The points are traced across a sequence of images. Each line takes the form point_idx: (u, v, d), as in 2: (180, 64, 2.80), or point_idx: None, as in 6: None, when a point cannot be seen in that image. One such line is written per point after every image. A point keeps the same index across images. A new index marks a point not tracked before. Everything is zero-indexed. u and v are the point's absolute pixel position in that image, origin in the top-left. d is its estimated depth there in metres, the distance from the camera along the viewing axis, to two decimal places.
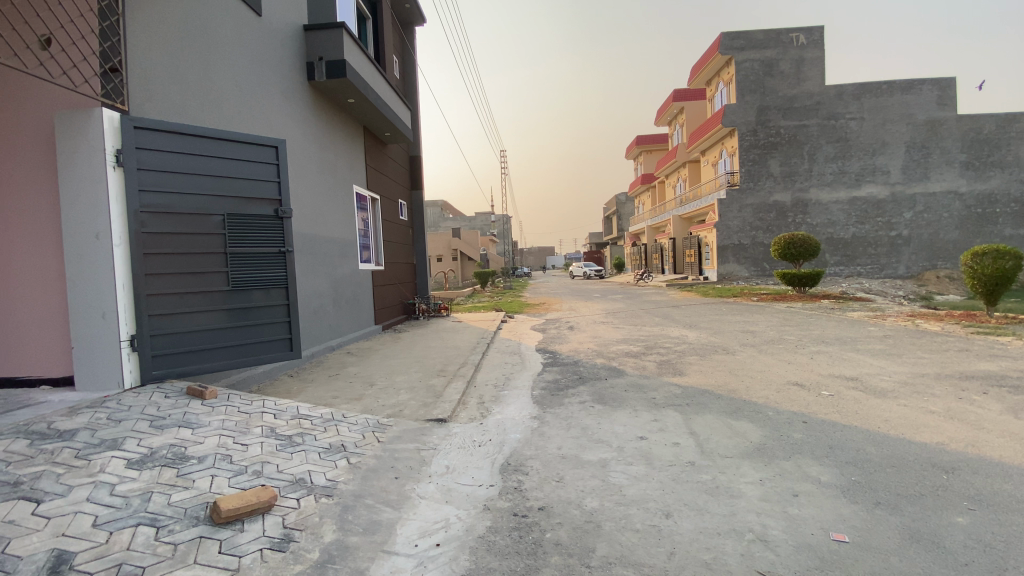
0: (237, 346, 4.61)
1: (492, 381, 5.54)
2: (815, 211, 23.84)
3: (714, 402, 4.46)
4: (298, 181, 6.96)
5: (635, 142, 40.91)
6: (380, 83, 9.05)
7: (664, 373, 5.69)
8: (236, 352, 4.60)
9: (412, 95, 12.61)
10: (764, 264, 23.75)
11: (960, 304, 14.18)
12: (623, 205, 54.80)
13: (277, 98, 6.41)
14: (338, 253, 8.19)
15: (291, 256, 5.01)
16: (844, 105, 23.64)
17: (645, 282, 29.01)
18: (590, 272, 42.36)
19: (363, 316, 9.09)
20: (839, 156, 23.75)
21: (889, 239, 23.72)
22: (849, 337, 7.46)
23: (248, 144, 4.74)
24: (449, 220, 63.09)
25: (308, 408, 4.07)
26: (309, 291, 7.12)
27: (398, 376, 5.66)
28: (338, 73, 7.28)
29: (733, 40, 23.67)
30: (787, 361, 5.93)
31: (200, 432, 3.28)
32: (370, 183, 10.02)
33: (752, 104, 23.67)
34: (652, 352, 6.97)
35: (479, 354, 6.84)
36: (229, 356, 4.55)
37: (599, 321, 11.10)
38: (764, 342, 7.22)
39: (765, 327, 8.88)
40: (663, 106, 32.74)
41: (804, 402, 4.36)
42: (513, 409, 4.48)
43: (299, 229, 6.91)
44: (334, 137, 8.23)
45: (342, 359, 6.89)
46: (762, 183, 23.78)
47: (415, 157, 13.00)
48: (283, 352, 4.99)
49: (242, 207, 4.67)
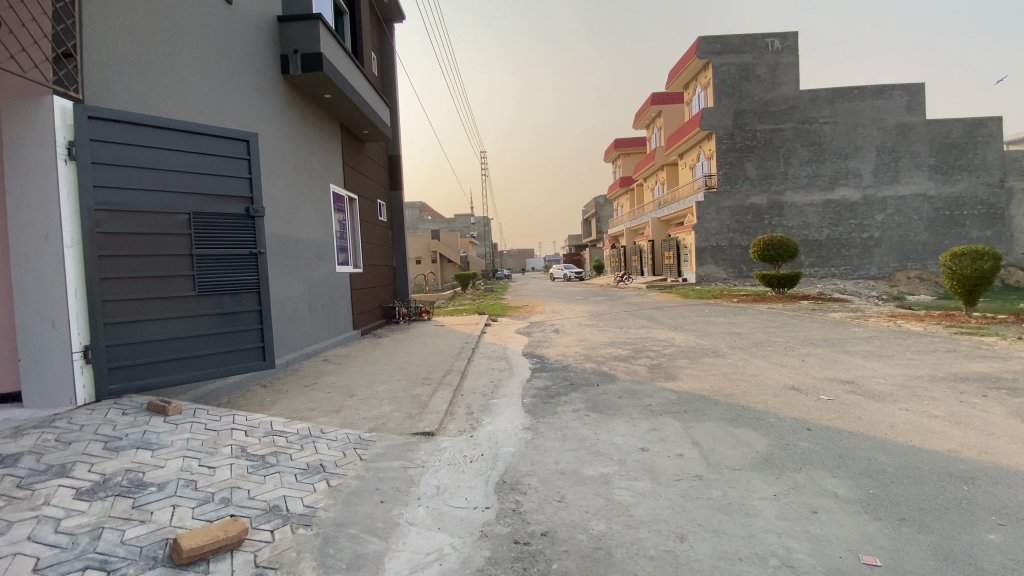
0: (205, 356, 4.27)
1: (479, 389, 5.29)
2: (791, 213, 24.24)
3: (712, 408, 4.30)
4: (272, 179, 6.59)
5: (614, 145, 41.14)
6: (359, 78, 8.73)
7: (657, 378, 5.52)
8: (203, 361, 4.26)
9: (391, 92, 12.28)
10: (742, 265, 24.04)
11: (936, 304, 14.18)
12: (602, 207, 55.11)
13: (249, 92, 6.05)
14: (314, 256, 7.83)
15: (263, 258, 4.68)
16: (818, 109, 24.12)
17: (626, 284, 29.09)
18: (570, 274, 42.38)
19: (340, 321, 8.73)
20: (814, 159, 24.21)
21: (862, 241, 24.27)
22: (837, 338, 7.44)
23: (217, 138, 4.40)
24: (428, 222, 62.52)
25: (283, 423, 3.76)
26: (284, 295, 6.75)
27: (380, 385, 5.36)
28: (315, 67, 6.95)
29: (710, 44, 23.93)
30: (780, 364, 5.83)
31: (160, 454, 2.95)
32: (348, 182, 9.66)
33: (729, 108, 23.96)
34: (642, 356, 6.82)
35: (464, 360, 6.58)
36: (196, 367, 4.20)
37: (585, 324, 10.93)
38: (753, 344, 7.13)
39: (752, 329, 8.83)
40: (641, 109, 32.97)
41: (805, 408, 4.23)
42: (504, 419, 4.24)
43: (273, 230, 6.55)
44: (310, 134, 7.87)
45: (319, 367, 6.54)
46: (739, 186, 24.08)
47: (395, 156, 12.66)
48: (255, 361, 4.65)
49: (210, 206, 4.32)
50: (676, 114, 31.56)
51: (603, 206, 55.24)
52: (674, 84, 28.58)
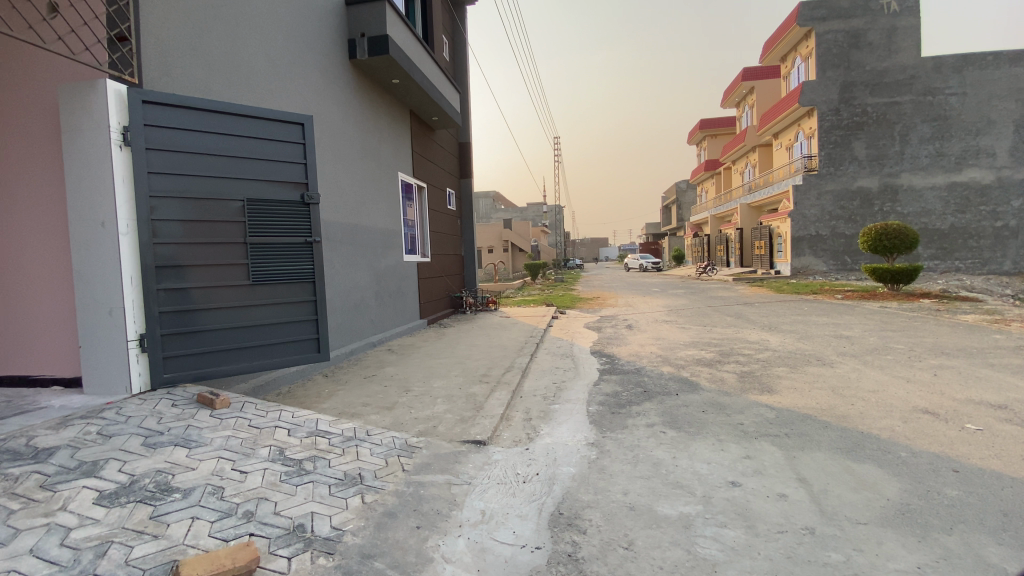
0: (261, 346, 4.16)
1: (541, 391, 4.84)
2: (908, 198, 21.28)
3: (821, 436, 3.53)
4: (339, 167, 6.49)
5: (697, 127, 38.72)
6: (428, 62, 8.49)
7: (747, 390, 4.76)
8: (259, 352, 4.15)
9: (462, 78, 12.02)
10: (845, 257, 21.57)
11: None
12: (682, 193, 52.29)
13: (315, 77, 5.95)
14: (381, 244, 7.72)
15: (318, 247, 4.49)
16: (944, 78, 20.92)
17: (708, 276, 27.22)
18: (646, 265, 40.66)
19: (407, 311, 8.64)
20: (938, 136, 21.04)
21: (996, 230, 20.84)
22: (975, 347, 6.17)
23: (273, 120, 4.23)
24: (501, 211, 62.68)
25: (330, 421, 3.52)
26: (350, 284, 6.68)
27: (437, 381, 5.05)
28: (381, 50, 6.74)
29: (813, 10, 21.49)
30: (904, 379, 4.83)
31: (195, 455, 2.79)
32: (417, 170, 9.52)
33: (834, 80, 21.42)
34: (728, 361, 6.02)
35: (528, 357, 6.15)
36: (252, 357, 4.11)
37: (661, 320, 10.14)
38: (866, 352, 6.07)
39: (861, 331, 7.66)
40: (730, 86, 30.57)
41: (947, 440, 3.35)
42: (565, 430, 3.75)
43: (340, 218, 6.47)
44: (377, 120, 7.73)
45: (381, 358, 6.40)
46: (844, 168, 21.52)
47: (465, 143, 12.42)
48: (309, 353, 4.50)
49: (266, 191, 4.19)
50: (770, 91, 28.95)
51: (684, 193, 52.37)
52: (769, 57, 26.11)
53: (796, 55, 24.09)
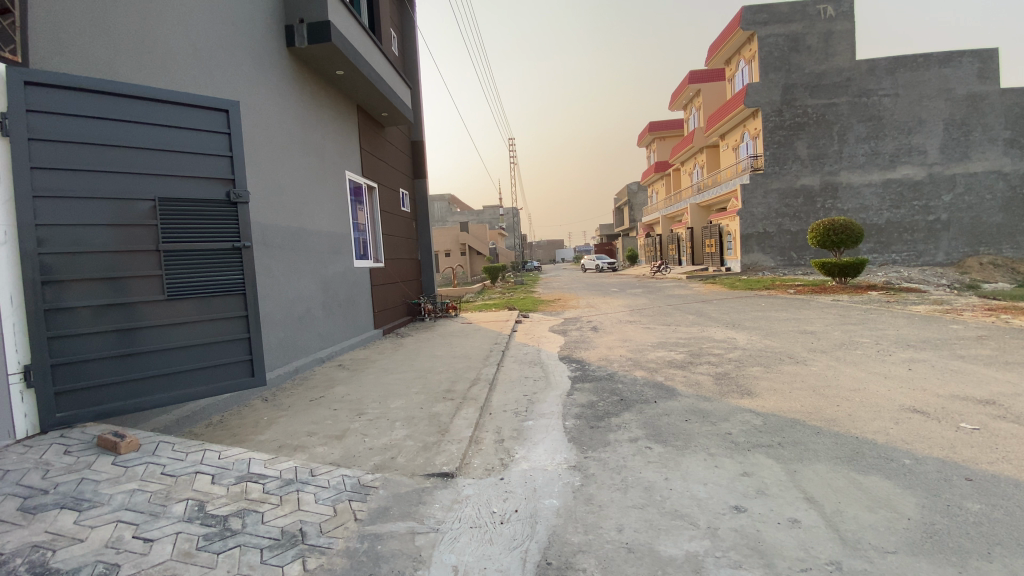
0: (182, 372, 3.55)
1: (511, 405, 4.42)
2: (847, 195, 22.31)
3: (817, 444, 3.28)
4: (279, 166, 5.86)
5: (647, 129, 39.50)
6: (375, 54, 7.92)
7: (728, 394, 4.51)
8: (181, 379, 3.54)
9: (412, 74, 11.45)
10: (791, 252, 22.38)
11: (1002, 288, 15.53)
12: (635, 193, 53.43)
13: (246, 65, 5.30)
14: (328, 249, 7.09)
15: (247, 252, 3.90)
16: (877, 81, 22.06)
17: (664, 275, 27.67)
18: (603, 265, 41.10)
19: (360, 321, 8.03)
20: (872, 136, 22.18)
21: (926, 224, 22.18)
22: (937, 338, 6.23)
23: (190, 108, 3.62)
24: (457, 215, 61.91)
25: (265, 462, 2.97)
26: (294, 294, 6.06)
27: (394, 400, 4.53)
28: (322, 37, 6.15)
29: (755, 14, 22.17)
30: (882, 375, 4.73)
31: (85, 521, 2.19)
32: (367, 169, 8.91)
33: (776, 83, 22.20)
34: (702, 361, 5.81)
35: (493, 367, 5.71)
36: (170, 386, 3.50)
37: (626, 320, 9.95)
38: (836, 347, 6.00)
39: (824, 326, 7.69)
40: (678, 88, 31.30)
41: (946, 443, 3.18)
42: (542, 453, 3.33)
43: (280, 221, 5.83)
44: (321, 114, 7.11)
45: (330, 375, 5.79)
46: (788, 167, 22.33)
47: (417, 141, 11.86)
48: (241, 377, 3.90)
49: (183, 188, 3.57)
50: (717, 93, 29.83)
51: (636, 193, 53.45)
52: (714, 60, 26.84)
53: (740, 58, 24.85)
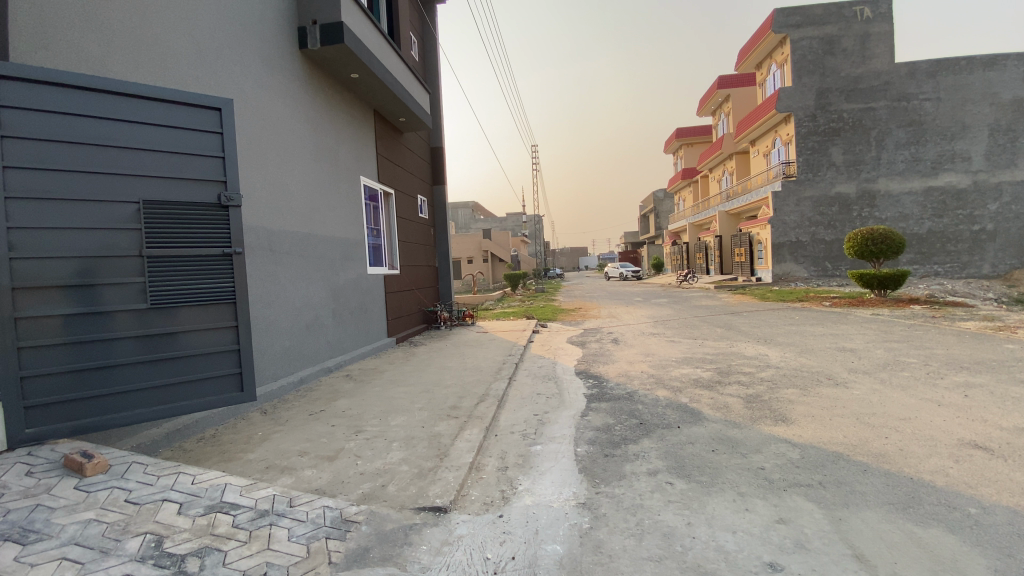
0: (165, 387, 3.38)
1: (520, 427, 4.08)
2: (885, 203, 21.29)
3: (863, 486, 2.84)
4: (289, 170, 5.70)
5: (673, 136, 38.78)
6: (392, 57, 7.75)
7: (760, 420, 4.07)
8: (164, 394, 3.37)
9: (432, 79, 11.32)
10: (825, 263, 21.46)
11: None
12: (661, 201, 52.54)
13: (255, 66, 5.16)
14: (339, 256, 6.90)
15: (238, 259, 3.70)
16: (917, 84, 21.06)
17: (690, 284, 26.90)
18: (627, 274, 40.42)
19: (373, 329, 7.83)
20: (913, 141, 21.15)
21: (972, 234, 20.97)
22: (993, 360, 5.65)
23: (180, 106, 3.47)
24: (480, 221, 61.99)
25: (242, 489, 2.74)
26: (303, 301, 5.88)
27: (395, 417, 4.25)
28: (334, 39, 5.99)
29: (788, 17, 21.49)
30: (934, 402, 4.22)
31: (26, 558, 1.97)
32: (383, 175, 8.74)
33: (810, 86, 21.42)
34: (730, 381, 5.37)
35: (505, 382, 5.39)
36: (152, 401, 3.33)
37: (649, 332, 9.51)
38: (880, 368, 5.47)
39: (864, 343, 7.13)
40: (707, 94, 30.63)
41: (1017, 487, 2.70)
42: (548, 485, 2.99)
43: (288, 227, 5.64)
44: (335, 118, 6.96)
45: (336, 386, 5.56)
46: (823, 174, 21.46)
47: (437, 148, 11.70)
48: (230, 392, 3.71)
49: (169, 190, 3.43)
50: (746, 98, 29.08)
51: (662, 201, 52.57)
52: (745, 64, 26.15)
53: (771, 62, 24.14)
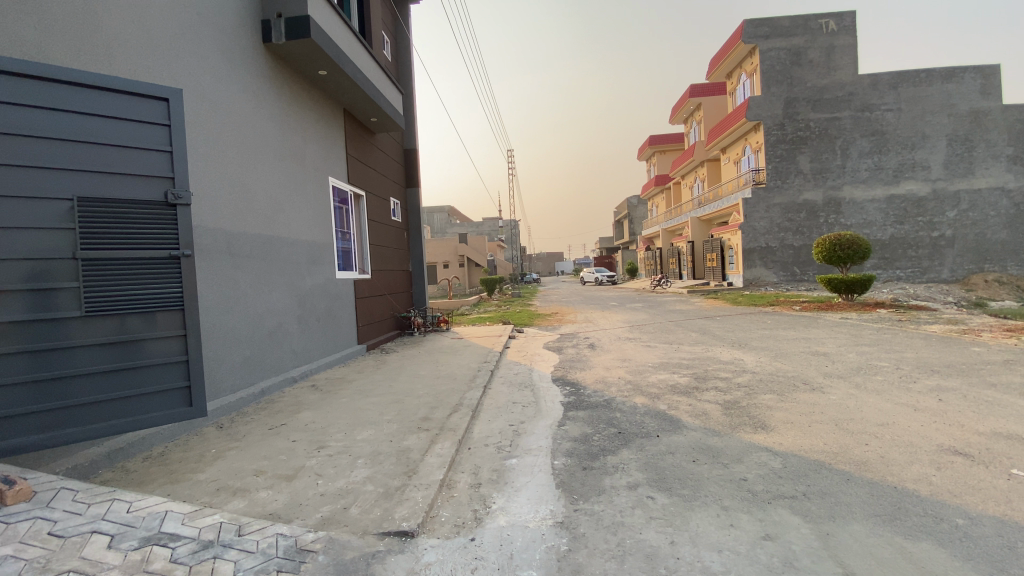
0: (104, 403, 3.37)
1: (494, 439, 3.89)
2: (850, 210, 21.94)
3: (848, 496, 2.76)
4: (251, 169, 5.42)
5: (647, 143, 39.28)
6: (362, 55, 7.50)
7: (740, 427, 3.97)
8: (102, 410, 3.36)
9: (405, 79, 11.08)
10: (794, 268, 21.95)
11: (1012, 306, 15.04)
12: (635, 207, 53.18)
13: (214, 59, 4.88)
14: (306, 260, 6.61)
15: (187, 262, 3.76)
16: (880, 95, 21.82)
17: (665, 289, 27.17)
18: (602, 279, 40.69)
19: (341, 337, 7.53)
20: (876, 150, 21.88)
21: (931, 240, 21.79)
22: (962, 363, 5.73)
23: (128, 108, 3.50)
24: (456, 226, 61.54)
25: (185, 517, 2.50)
26: (265, 308, 5.57)
27: (362, 431, 4.01)
28: (300, 33, 5.72)
29: (757, 28, 22.02)
30: (909, 407, 4.21)
31: None
32: (354, 176, 8.47)
33: (778, 96, 21.96)
34: (708, 386, 5.30)
35: (480, 391, 5.19)
36: (90, 418, 3.30)
37: (625, 337, 9.45)
38: (854, 373, 5.48)
39: (837, 347, 7.18)
40: (679, 102, 31.14)
41: (1000, 495, 2.65)
42: (524, 503, 2.82)
43: (250, 229, 5.36)
44: (302, 116, 6.67)
45: (300, 397, 5.27)
46: (791, 181, 21.98)
47: (411, 149, 11.46)
48: (173, 407, 3.71)
49: (110, 186, 3.41)
50: (717, 107, 29.67)
51: (636, 207, 53.19)
52: (716, 73, 26.67)
53: (741, 72, 24.68)
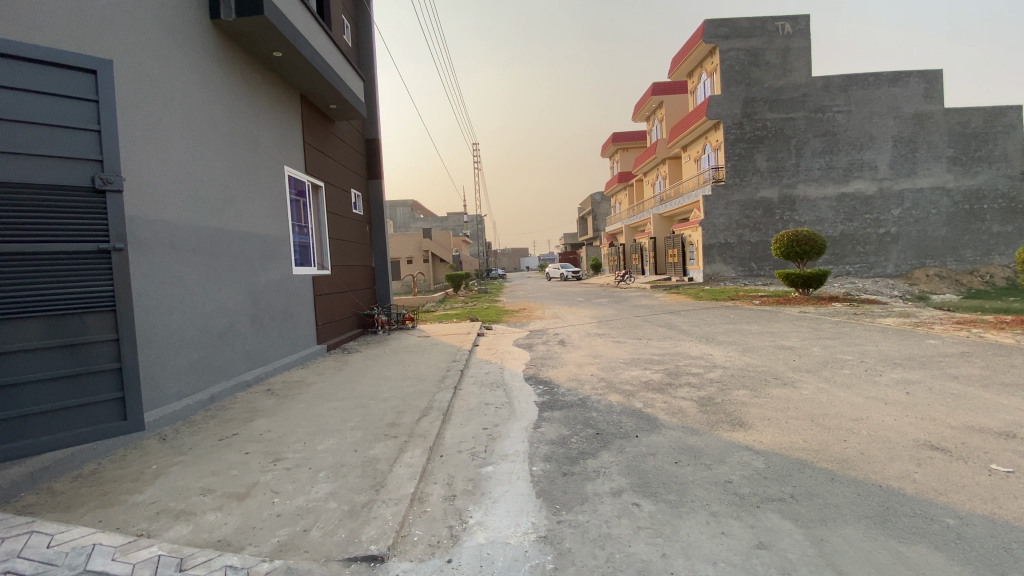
0: (29, 417, 3.04)
1: (467, 444, 3.67)
2: (804, 208, 22.76)
3: (836, 497, 2.69)
4: (198, 156, 4.98)
5: (610, 139, 39.64)
6: (320, 36, 7.05)
7: (717, 425, 3.88)
8: (25, 426, 3.03)
9: (366, 66, 10.60)
10: (752, 263, 22.61)
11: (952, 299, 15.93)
12: (599, 203, 53.75)
13: (153, 32, 4.41)
14: (259, 254, 6.17)
15: (120, 256, 3.41)
16: (832, 97, 22.68)
17: (628, 284, 27.52)
18: (567, 274, 40.93)
19: (299, 336, 7.11)
20: (828, 150, 22.76)
21: (878, 236, 22.88)
22: (921, 356, 5.89)
23: (49, 80, 3.13)
24: (420, 220, 60.51)
25: (116, 550, 2.18)
26: (214, 306, 5.15)
27: (324, 439, 3.71)
28: (251, 9, 5.27)
29: (717, 28, 22.45)
30: (880, 401, 4.26)
31: None
32: (312, 166, 8.01)
33: (737, 95, 22.50)
34: (682, 383, 5.24)
35: (449, 392, 4.94)
36: (11, 433, 2.97)
37: (594, 333, 9.37)
38: (821, 367, 5.55)
39: (801, 340, 7.31)
40: (642, 100, 31.53)
41: (983, 491, 2.64)
42: (502, 516, 2.61)
43: (196, 221, 4.91)
44: (254, 100, 6.19)
45: (254, 403, 4.88)
46: (749, 179, 22.59)
47: (373, 139, 11.01)
48: (108, 418, 3.39)
49: (27, 168, 3.05)
50: (679, 105, 30.19)
51: (599, 203, 53.70)
52: (677, 72, 27.11)
53: (702, 71, 25.16)
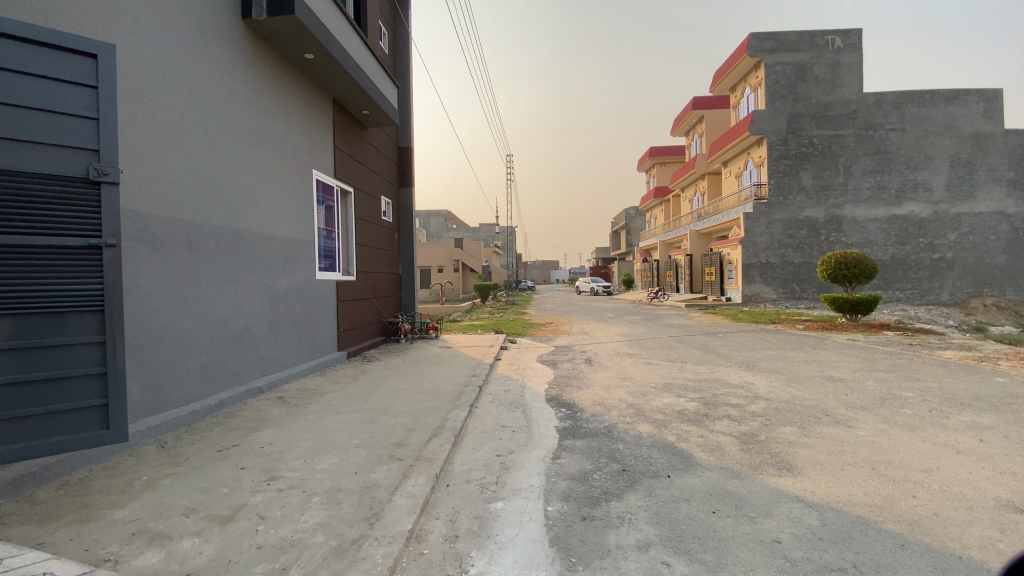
0: (16, 419, 2.93)
1: (478, 474, 3.33)
2: (852, 229, 21.62)
3: (909, 570, 2.22)
4: (222, 156, 4.88)
5: (647, 154, 39.06)
6: (354, 40, 6.97)
7: (761, 469, 3.42)
8: (13, 429, 2.91)
9: (402, 74, 10.59)
10: (794, 285, 21.57)
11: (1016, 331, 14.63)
12: (633, 218, 53.02)
13: (181, 27, 4.35)
14: (281, 258, 6.05)
15: (114, 253, 3.29)
16: (884, 114, 21.60)
17: (662, 302, 26.75)
18: (598, 289, 40.31)
19: (318, 343, 6.96)
20: (879, 169, 21.62)
21: (932, 262, 21.50)
22: (993, 397, 5.24)
23: (45, 63, 3.04)
24: (452, 231, 60.96)
25: None
26: (230, 309, 5.01)
27: (326, 458, 3.45)
28: (282, 8, 5.19)
29: (763, 42, 21.79)
30: (951, 449, 3.71)
31: None
32: (342, 171, 7.93)
33: (782, 111, 21.69)
34: (720, 414, 4.77)
35: (464, 412, 4.62)
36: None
37: (624, 353, 8.91)
38: (878, 404, 4.98)
39: (851, 372, 6.68)
40: (681, 114, 30.94)
41: None
42: (507, 567, 2.26)
43: (216, 221, 4.80)
44: (283, 101, 6.12)
45: (263, 411, 4.69)
46: (793, 197, 21.65)
47: (405, 147, 10.96)
48: (97, 425, 3.24)
49: (23, 156, 2.97)
50: (720, 120, 29.45)
51: (633, 219, 52.96)
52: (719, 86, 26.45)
53: (745, 86, 24.45)
